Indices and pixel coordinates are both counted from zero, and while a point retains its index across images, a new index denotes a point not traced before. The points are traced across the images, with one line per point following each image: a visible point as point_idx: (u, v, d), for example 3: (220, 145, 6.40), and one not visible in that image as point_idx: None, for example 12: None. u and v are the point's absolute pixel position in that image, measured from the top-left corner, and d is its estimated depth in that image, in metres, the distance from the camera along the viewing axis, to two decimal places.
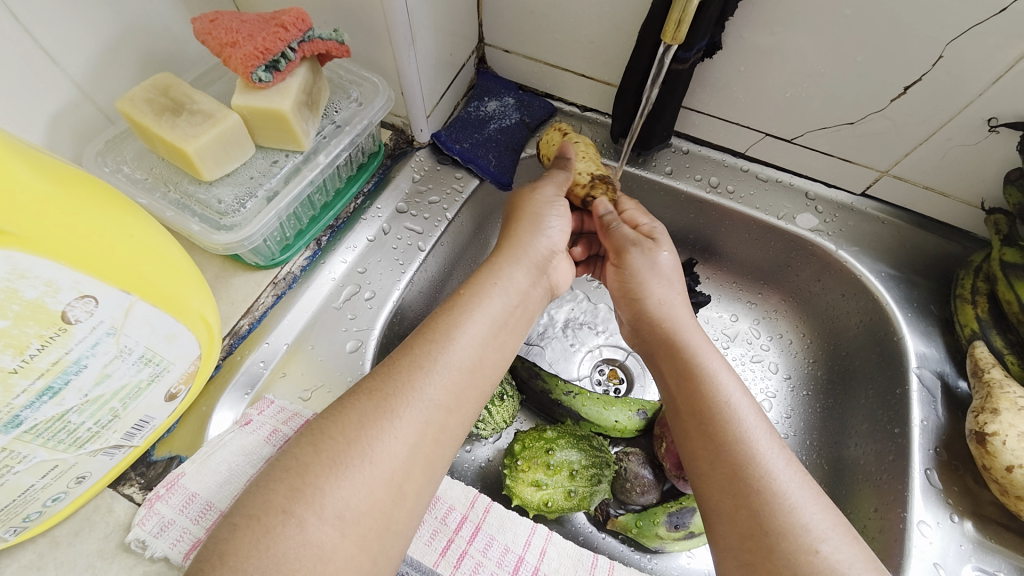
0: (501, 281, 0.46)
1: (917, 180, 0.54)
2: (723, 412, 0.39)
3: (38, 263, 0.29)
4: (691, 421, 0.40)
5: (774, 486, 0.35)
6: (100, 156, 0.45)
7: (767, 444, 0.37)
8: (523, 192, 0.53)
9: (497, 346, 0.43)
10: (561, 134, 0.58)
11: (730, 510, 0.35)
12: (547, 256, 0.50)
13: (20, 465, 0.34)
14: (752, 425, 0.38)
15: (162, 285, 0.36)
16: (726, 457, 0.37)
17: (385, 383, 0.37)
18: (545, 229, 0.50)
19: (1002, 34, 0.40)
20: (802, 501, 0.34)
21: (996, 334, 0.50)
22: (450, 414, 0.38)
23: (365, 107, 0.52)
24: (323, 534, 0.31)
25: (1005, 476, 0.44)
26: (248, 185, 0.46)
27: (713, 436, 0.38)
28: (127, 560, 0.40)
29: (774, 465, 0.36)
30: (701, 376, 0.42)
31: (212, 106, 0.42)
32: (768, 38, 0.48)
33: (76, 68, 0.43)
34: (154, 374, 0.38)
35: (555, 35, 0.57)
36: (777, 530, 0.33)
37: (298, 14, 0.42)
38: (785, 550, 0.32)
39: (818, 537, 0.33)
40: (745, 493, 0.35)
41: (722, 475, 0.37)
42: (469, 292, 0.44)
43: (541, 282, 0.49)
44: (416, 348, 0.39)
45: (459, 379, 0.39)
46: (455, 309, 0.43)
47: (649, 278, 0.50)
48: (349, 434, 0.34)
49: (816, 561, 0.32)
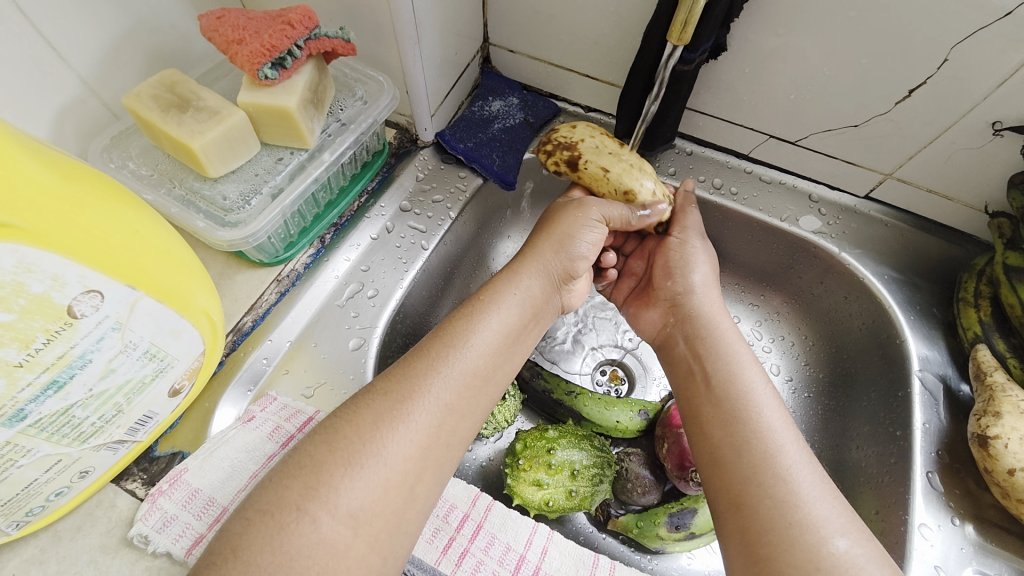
0: (519, 291, 0.46)
1: (921, 183, 0.54)
2: (750, 404, 0.40)
3: (44, 258, 0.29)
4: (710, 414, 0.40)
5: (795, 479, 0.35)
6: (106, 151, 0.45)
7: (792, 439, 0.38)
8: (567, 210, 0.50)
9: (509, 355, 0.43)
10: (613, 146, 0.50)
11: (746, 504, 0.35)
12: (563, 274, 0.50)
13: (23, 460, 0.34)
14: (778, 418, 0.39)
15: (166, 281, 0.36)
16: (747, 450, 0.37)
17: (400, 384, 0.37)
18: (569, 253, 0.49)
19: (1006, 38, 0.41)
20: (820, 495, 0.35)
21: (999, 338, 0.50)
22: (459, 415, 0.38)
23: (370, 106, 0.52)
24: (335, 531, 0.31)
25: (1007, 479, 0.44)
26: (253, 182, 0.46)
27: (739, 425, 0.38)
28: (129, 555, 0.40)
29: (795, 459, 0.36)
30: (725, 370, 0.42)
31: (218, 103, 0.42)
32: (773, 40, 0.48)
33: (83, 64, 0.43)
34: (158, 369, 0.38)
35: (560, 34, 0.57)
36: (798, 523, 0.33)
37: (305, 12, 0.42)
38: (806, 542, 0.33)
39: (835, 532, 0.33)
40: (766, 485, 0.35)
41: (746, 466, 0.36)
42: (487, 297, 0.44)
43: (552, 296, 0.50)
44: (431, 349, 0.40)
45: (470, 384, 0.39)
46: (467, 312, 0.43)
47: (700, 260, 0.52)
48: (363, 434, 0.34)
49: (834, 555, 0.32)
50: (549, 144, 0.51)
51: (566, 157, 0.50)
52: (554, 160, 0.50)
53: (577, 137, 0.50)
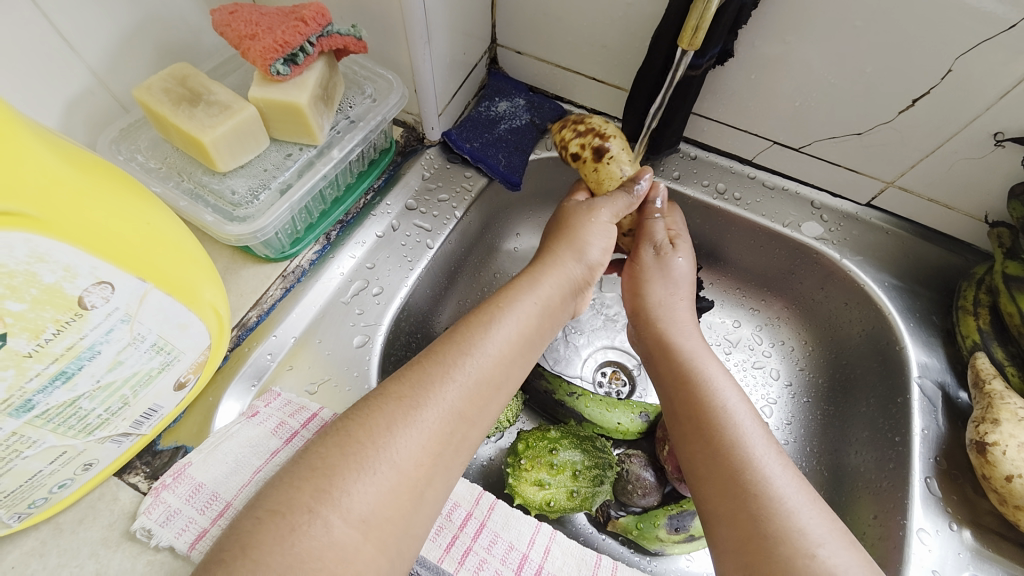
0: (538, 297, 0.45)
1: (922, 192, 0.55)
2: (719, 416, 0.40)
3: (57, 248, 0.29)
4: (689, 425, 0.41)
5: (768, 491, 0.35)
6: (114, 144, 0.45)
7: (763, 450, 0.38)
8: (577, 213, 0.50)
9: (521, 364, 0.43)
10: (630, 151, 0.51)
11: (729, 514, 0.36)
12: (585, 277, 0.49)
13: (29, 450, 0.34)
14: (748, 430, 0.39)
15: (176, 274, 0.36)
16: (721, 465, 0.38)
17: (414, 390, 0.37)
18: (585, 257, 0.49)
19: (1007, 50, 0.41)
20: (798, 506, 0.35)
21: (997, 346, 0.50)
22: (470, 423, 0.38)
23: (379, 104, 0.52)
24: (345, 534, 0.31)
25: (1004, 485, 0.44)
26: (262, 177, 0.46)
27: (712, 439, 0.39)
28: (131, 549, 0.39)
29: (769, 470, 0.37)
30: (698, 383, 0.43)
31: (228, 97, 0.42)
32: (778, 47, 0.49)
33: (93, 56, 0.43)
34: (165, 363, 0.38)
35: (567, 37, 0.57)
36: (773, 534, 0.33)
37: (319, 9, 0.43)
38: (781, 554, 0.33)
39: (814, 541, 0.33)
40: (742, 497, 0.36)
41: (723, 479, 0.37)
42: (505, 305, 0.44)
43: (571, 303, 0.49)
44: (448, 355, 0.39)
45: (482, 391, 0.39)
46: (481, 319, 0.42)
47: (654, 276, 0.51)
48: (376, 440, 0.34)
49: (813, 564, 0.32)
50: (581, 124, 0.52)
51: (595, 143, 0.50)
52: (583, 142, 0.51)
53: (609, 130, 0.51)
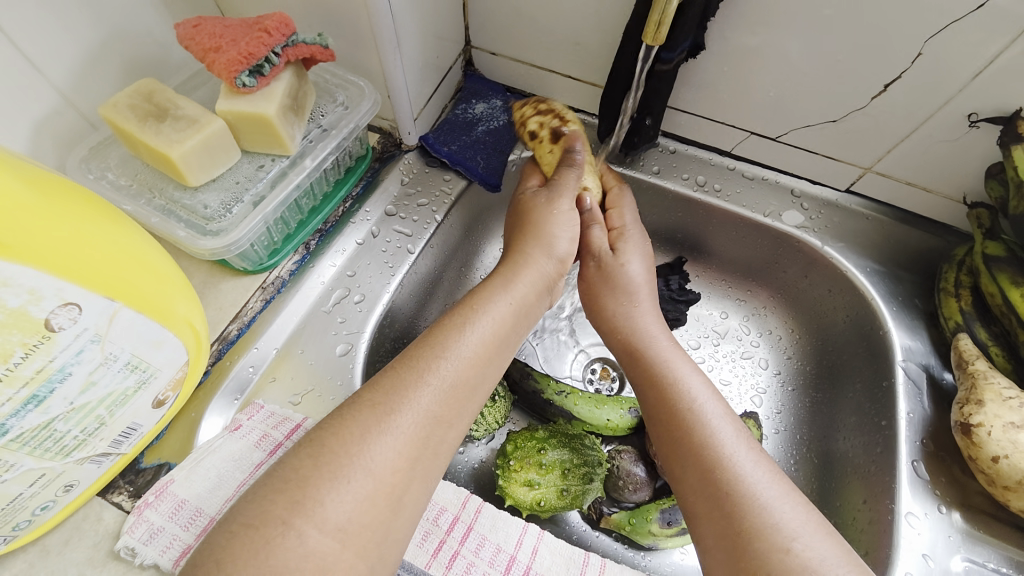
0: (511, 297, 0.45)
1: (901, 177, 0.55)
2: (690, 417, 0.40)
3: (21, 272, 0.29)
4: (664, 425, 0.41)
5: (741, 487, 0.35)
6: (84, 163, 0.45)
7: (735, 446, 0.38)
8: (539, 206, 0.49)
9: (493, 364, 0.42)
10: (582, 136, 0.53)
11: (707, 513, 0.36)
12: (555, 273, 0.49)
13: (7, 474, 0.34)
14: (718, 429, 0.39)
15: (146, 291, 0.36)
16: (695, 465, 0.38)
17: (388, 396, 0.37)
18: (552, 251, 0.48)
19: (976, 32, 0.41)
20: (771, 500, 0.35)
21: (980, 326, 0.51)
22: (447, 426, 0.38)
23: (351, 111, 0.52)
24: (322, 543, 0.31)
25: (991, 466, 0.44)
26: (234, 190, 0.45)
27: (686, 439, 0.39)
28: (118, 567, 0.39)
29: (742, 466, 0.37)
30: (668, 384, 0.43)
31: (195, 111, 0.42)
32: (750, 38, 0.49)
33: (58, 75, 0.42)
34: (140, 381, 0.38)
35: (539, 36, 0.57)
36: (749, 531, 0.33)
37: (283, 19, 0.42)
38: (757, 549, 0.33)
39: (788, 535, 0.33)
40: (718, 496, 0.36)
41: (698, 479, 0.37)
42: (479, 306, 0.43)
43: (545, 298, 0.49)
44: (419, 360, 0.39)
45: (457, 393, 0.39)
46: (454, 321, 0.42)
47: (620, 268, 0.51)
48: (350, 450, 0.34)
49: (787, 559, 0.32)
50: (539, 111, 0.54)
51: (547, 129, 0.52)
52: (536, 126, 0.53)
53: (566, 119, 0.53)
